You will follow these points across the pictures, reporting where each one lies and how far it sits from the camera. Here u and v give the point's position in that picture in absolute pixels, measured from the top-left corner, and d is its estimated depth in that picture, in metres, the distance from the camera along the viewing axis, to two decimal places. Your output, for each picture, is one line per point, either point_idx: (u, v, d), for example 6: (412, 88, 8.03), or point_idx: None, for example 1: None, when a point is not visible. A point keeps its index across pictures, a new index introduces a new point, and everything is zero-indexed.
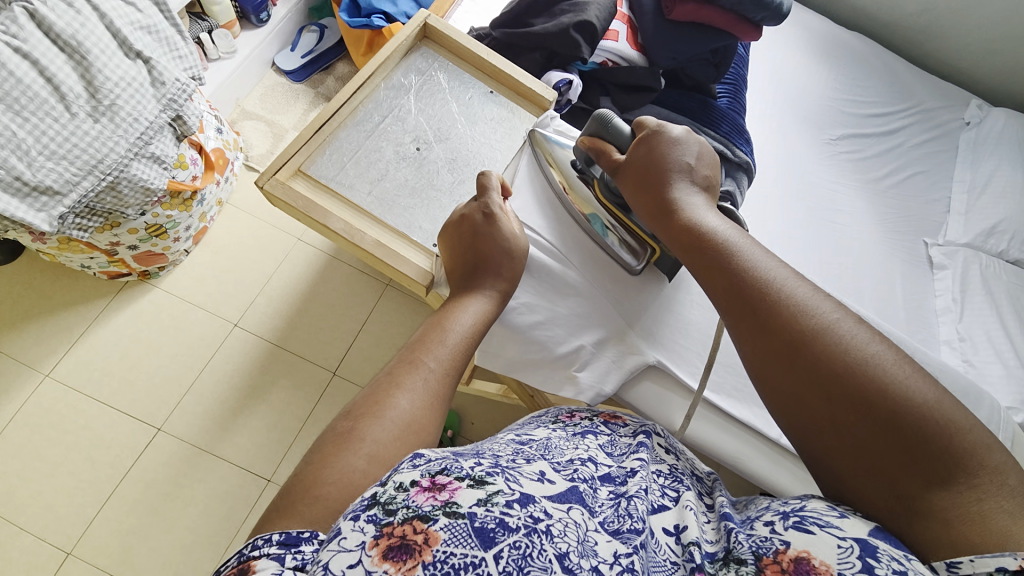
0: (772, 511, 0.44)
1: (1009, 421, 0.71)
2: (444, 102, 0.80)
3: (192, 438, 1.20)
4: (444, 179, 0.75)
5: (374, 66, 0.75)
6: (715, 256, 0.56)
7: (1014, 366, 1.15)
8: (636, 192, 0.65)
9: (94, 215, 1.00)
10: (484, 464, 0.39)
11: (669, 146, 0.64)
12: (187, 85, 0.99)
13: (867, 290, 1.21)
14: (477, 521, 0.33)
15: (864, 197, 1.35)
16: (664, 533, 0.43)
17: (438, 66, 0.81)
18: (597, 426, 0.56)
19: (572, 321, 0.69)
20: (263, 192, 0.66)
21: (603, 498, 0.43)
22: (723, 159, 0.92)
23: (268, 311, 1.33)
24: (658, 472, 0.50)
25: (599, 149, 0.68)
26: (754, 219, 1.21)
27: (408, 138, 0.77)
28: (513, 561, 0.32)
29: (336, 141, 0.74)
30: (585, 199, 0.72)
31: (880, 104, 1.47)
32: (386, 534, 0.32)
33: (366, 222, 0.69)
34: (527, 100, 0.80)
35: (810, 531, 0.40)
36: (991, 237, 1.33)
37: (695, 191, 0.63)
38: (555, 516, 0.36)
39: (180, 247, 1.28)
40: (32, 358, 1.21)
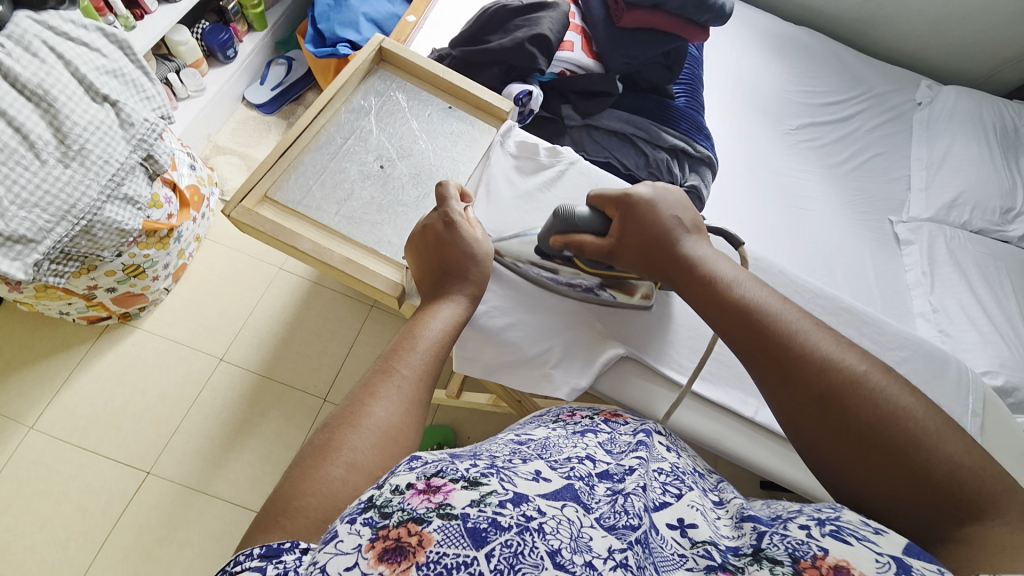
0: (804, 515, 0.43)
1: (978, 382, 0.71)
2: (404, 121, 0.82)
3: (184, 478, 1.18)
4: (409, 194, 0.77)
5: (334, 89, 0.77)
6: (737, 316, 0.54)
7: (988, 331, 1.18)
8: (642, 265, 0.62)
9: (70, 259, 1.00)
10: (479, 465, 0.39)
11: (655, 206, 0.62)
12: (156, 124, 1.00)
13: (838, 271, 1.25)
14: (470, 522, 0.33)
15: (828, 181, 1.39)
16: (668, 530, 0.43)
17: (397, 87, 0.83)
18: (598, 424, 0.57)
19: (544, 320, 0.70)
20: (230, 220, 0.66)
21: (600, 494, 0.42)
22: (685, 156, 0.98)
23: (253, 343, 1.33)
24: (659, 470, 0.50)
25: (574, 244, 0.63)
26: (724, 212, 1.25)
27: (371, 157, 0.78)
28: (505, 559, 0.32)
29: (301, 166, 0.75)
30: (563, 277, 0.70)
31: (834, 93, 1.53)
32: (382, 537, 0.33)
33: (335, 241, 0.71)
34: (484, 113, 0.83)
35: (847, 541, 0.38)
36: (953, 210, 1.37)
37: (697, 244, 0.61)
38: (548, 514, 0.36)
39: (160, 285, 1.27)
40: (13, 411, 1.19)
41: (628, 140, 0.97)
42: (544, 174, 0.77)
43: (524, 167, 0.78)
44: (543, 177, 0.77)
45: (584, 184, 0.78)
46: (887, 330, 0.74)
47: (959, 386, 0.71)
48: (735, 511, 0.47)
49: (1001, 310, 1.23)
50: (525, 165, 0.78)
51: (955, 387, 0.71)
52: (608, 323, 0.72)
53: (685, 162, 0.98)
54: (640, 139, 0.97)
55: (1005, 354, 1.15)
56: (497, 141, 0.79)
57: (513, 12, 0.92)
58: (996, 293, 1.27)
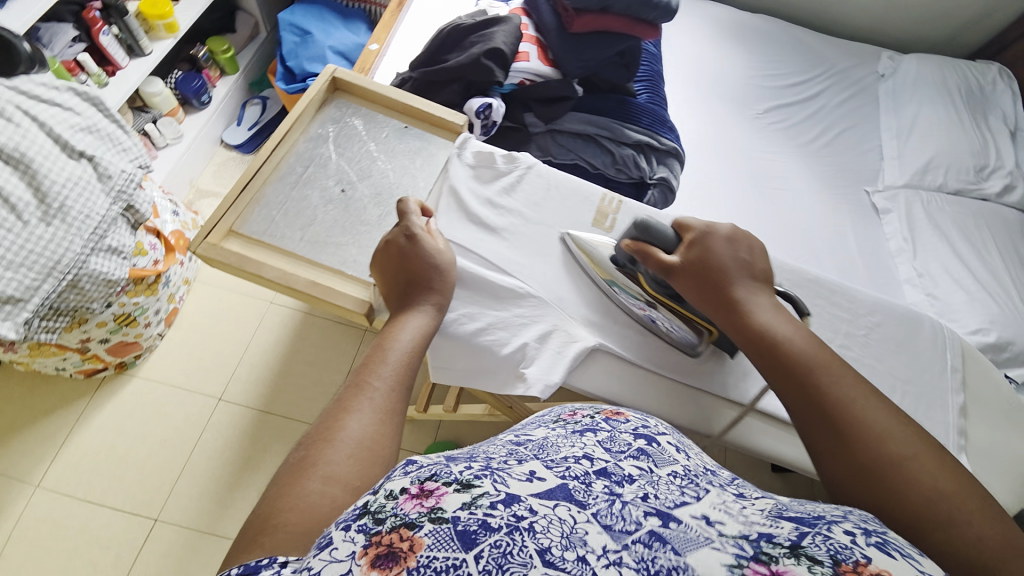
0: (848, 521, 0.40)
1: (953, 338, 0.72)
2: (362, 144, 0.83)
3: (192, 522, 1.17)
4: (371, 214, 0.77)
5: (291, 121, 0.80)
6: (792, 355, 0.56)
7: (975, 290, 1.19)
8: (698, 293, 0.64)
9: (60, 314, 1.02)
10: (473, 467, 0.39)
11: (729, 244, 0.65)
12: (133, 173, 1.04)
13: (820, 246, 1.27)
14: (460, 525, 0.33)
15: (800, 160, 1.41)
16: (692, 519, 0.39)
17: (352, 113, 0.86)
18: (599, 423, 0.52)
19: (516, 322, 0.70)
20: (197, 256, 0.68)
21: (597, 491, 0.39)
22: (651, 149, 1.01)
23: (250, 379, 1.34)
24: (672, 473, 0.45)
25: (644, 252, 0.67)
26: (702, 200, 1.27)
27: (332, 181, 0.79)
28: (494, 560, 0.32)
29: (264, 198, 0.76)
30: (629, 292, 0.73)
31: (796, 73, 1.56)
32: (375, 543, 0.33)
33: (301, 266, 0.71)
34: (439, 128, 0.86)
35: (891, 555, 0.35)
36: (928, 173, 1.38)
37: (759, 291, 0.62)
38: (540, 513, 0.35)
39: (153, 331, 1.28)
40: (18, 471, 1.18)
41: (593, 140, 1.00)
42: (504, 180, 0.80)
43: (482, 175, 0.80)
44: (503, 182, 0.80)
45: (542, 186, 0.81)
46: (861, 296, 0.75)
47: (936, 343, 0.72)
48: (772, 510, 0.43)
49: (985, 268, 1.24)
50: (482, 173, 0.80)
51: (931, 345, 0.72)
52: (579, 319, 0.73)
53: (652, 156, 1.02)
54: (605, 138, 1.00)
55: (995, 310, 1.15)
56: (454, 153, 0.81)
57: (467, 29, 0.95)
58: (978, 251, 1.27)
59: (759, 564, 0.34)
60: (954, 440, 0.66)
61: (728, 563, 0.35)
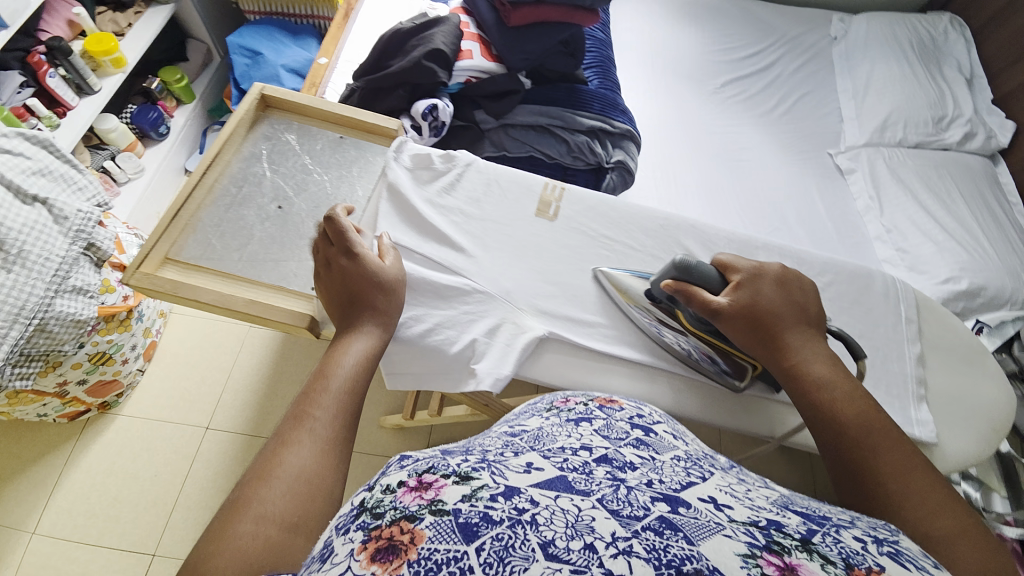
0: (856, 528, 0.36)
1: (905, 288, 0.76)
2: (296, 158, 0.83)
3: (189, 554, 1.17)
4: (309, 227, 0.77)
5: (220, 143, 0.79)
6: (835, 404, 0.56)
7: (943, 240, 1.19)
8: (744, 333, 0.63)
9: (32, 360, 1.01)
10: (470, 460, 0.36)
11: (780, 289, 0.64)
12: (90, 213, 1.02)
13: (787, 212, 1.27)
14: (462, 517, 0.29)
15: (761, 130, 1.41)
16: (700, 501, 0.34)
17: (287, 129, 0.86)
18: (592, 411, 0.51)
19: (463, 319, 0.70)
20: (130, 287, 0.66)
21: (599, 478, 0.36)
22: (605, 134, 1.01)
23: (237, 405, 1.33)
24: (674, 457, 0.42)
25: (686, 292, 0.65)
26: (667, 178, 1.27)
27: (268, 199, 0.79)
28: (496, 554, 0.27)
29: (199, 222, 0.75)
30: (668, 331, 0.71)
31: (749, 45, 1.56)
32: (375, 537, 0.29)
33: (241, 286, 0.70)
34: (374, 134, 0.87)
35: (906, 566, 0.31)
36: (887, 129, 1.38)
37: (807, 336, 0.62)
38: (542, 504, 0.31)
39: (132, 367, 1.27)
40: (12, 520, 1.17)
41: (547, 130, 1.00)
42: (443, 179, 0.80)
43: (419, 176, 0.80)
44: (442, 182, 0.80)
45: (483, 182, 0.81)
46: (806, 258, 0.77)
47: (888, 295, 0.75)
48: (777, 499, 0.38)
49: (952, 216, 1.25)
50: (421, 174, 0.80)
51: (886, 299, 0.75)
52: (531, 308, 0.72)
53: (607, 141, 1.02)
54: (558, 127, 0.99)
55: (964, 257, 1.16)
56: (392, 156, 0.80)
57: (406, 33, 0.94)
58: (944, 201, 1.28)
59: (772, 555, 0.29)
60: (914, 390, 0.70)
61: (741, 552, 0.29)
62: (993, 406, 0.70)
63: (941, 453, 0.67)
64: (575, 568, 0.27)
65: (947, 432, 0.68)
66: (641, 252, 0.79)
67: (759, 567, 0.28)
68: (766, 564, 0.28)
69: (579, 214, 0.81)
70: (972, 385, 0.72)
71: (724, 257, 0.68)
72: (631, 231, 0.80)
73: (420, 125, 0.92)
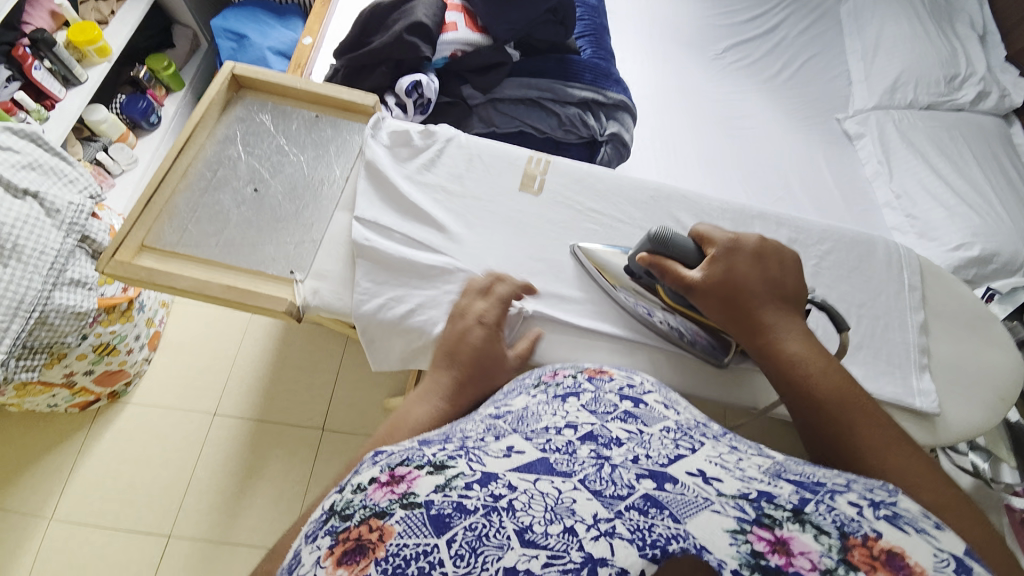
0: (851, 490, 0.32)
1: (909, 254, 0.73)
2: (271, 139, 0.82)
3: (204, 534, 1.20)
4: (285, 210, 0.76)
5: (192, 125, 0.77)
6: (811, 377, 0.54)
7: (954, 205, 1.15)
8: (719, 309, 0.61)
9: (36, 352, 1.02)
10: (448, 448, 0.33)
11: (756, 262, 0.62)
12: (82, 204, 1.01)
13: (793, 181, 1.23)
14: (434, 508, 0.27)
15: (765, 96, 1.36)
16: (689, 477, 0.31)
17: (261, 110, 0.84)
18: (581, 384, 0.45)
19: (445, 299, 0.68)
20: (105, 275, 0.65)
21: (582, 457, 0.32)
22: (598, 106, 0.98)
23: (242, 391, 1.35)
24: (664, 428, 0.37)
25: (661, 266, 0.63)
26: (667, 150, 1.23)
27: (244, 182, 0.77)
28: (467, 544, 0.25)
29: (175, 208, 0.74)
30: (646, 303, 0.69)
31: (752, 7, 1.49)
32: (342, 541, 0.27)
33: (220, 271, 0.70)
34: (353, 112, 0.85)
35: (905, 529, 0.28)
36: (897, 91, 1.32)
37: (784, 310, 0.60)
38: (520, 489, 0.28)
39: (138, 357, 1.28)
40: (31, 507, 1.21)
41: (536, 104, 0.97)
42: (423, 156, 0.79)
43: (397, 152, 0.78)
44: (422, 159, 0.78)
45: (464, 157, 0.79)
46: (799, 226, 0.75)
47: (891, 261, 0.73)
48: (770, 468, 0.34)
49: (964, 179, 1.20)
50: (398, 151, 0.79)
51: (887, 266, 0.73)
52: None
53: (601, 113, 0.98)
54: (548, 100, 0.96)
55: (977, 223, 1.12)
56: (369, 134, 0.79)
57: (387, 8, 0.91)
58: (956, 164, 1.23)
59: (762, 528, 0.27)
60: (916, 358, 0.68)
61: (730, 528, 0.27)
62: (997, 373, 0.68)
63: (944, 423, 0.65)
64: (553, 553, 0.25)
65: (949, 401, 0.66)
66: (629, 225, 0.76)
67: (748, 543, 0.26)
68: (758, 539, 0.26)
69: (565, 187, 0.79)
70: (977, 352, 0.70)
71: (701, 227, 0.65)
72: (621, 203, 0.78)
73: (405, 103, 0.91)
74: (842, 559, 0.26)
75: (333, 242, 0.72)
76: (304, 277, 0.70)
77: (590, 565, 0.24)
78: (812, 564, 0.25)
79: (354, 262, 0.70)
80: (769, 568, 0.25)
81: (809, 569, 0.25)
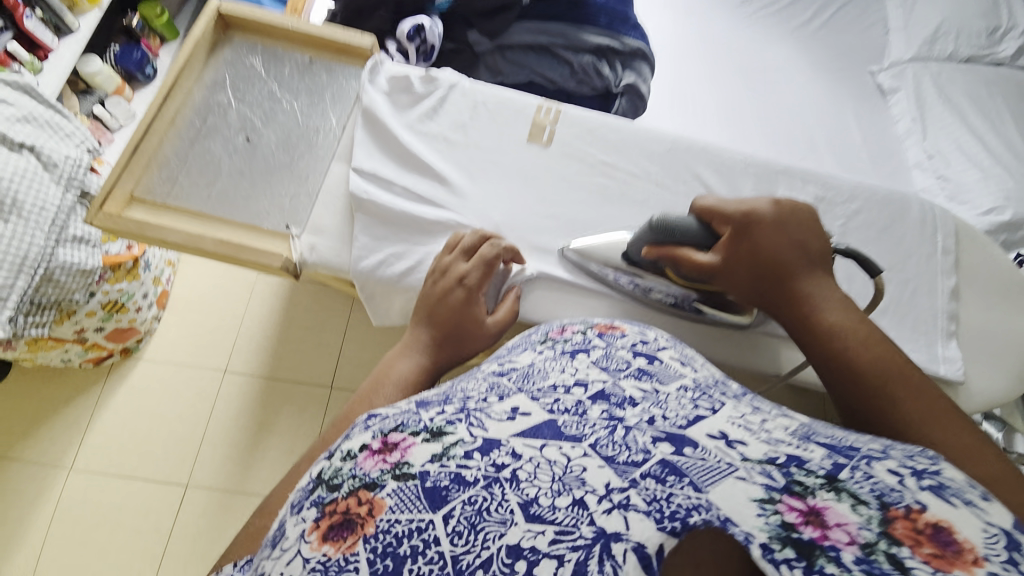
0: (889, 458, 0.29)
1: (944, 214, 0.69)
2: (263, 85, 0.79)
3: (220, 484, 1.25)
4: (279, 159, 0.74)
5: (178, 67, 0.75)
6: (850, 349, 0.51)
7: (990, 166, 1.09)
8: (746, 286, 0.59)
9: (44, 309, 1.02)
10: (447, 411, 0.31)
11: (779, 231, 0.58)
12: (79, 159, 0.99)
13: (817, 138, 1.16)
14: (429, 481, 0.26)
15: (794, 45, 1.26)
16: (710, 440, 0.29)
17: (251, 52, 0.81)
18: (591, 340, 0.43)
19: None
20: (95, 227, 0.64)
21: (593, 420, 0.30)
22: (614, 54, 0.91)
23: (251, 349, 1.36)
24: (681, 388, 0.35)
25: (670, 256, 0.60)
26: (684, 105, 1.16)
27: (235, 131, 0.76)
28: (466, 519, 0.24)
29: (163, 158, 0.73)
30: (642, 283, 0.66)
31: None
32: (329, 513, 0.26)
33: (211, 223, 0.69)
34: (349, 56, 0.81)
35: (951, 501, 0.26)
36: (937, 42, 1.22)
37: (817, 276, 0.57)
38: (524, 457, 0.27)
39: (147, 315, 1.27)
40: (53, 457, 1.26)
41: (549, 53, 0.91)
42: (424, 104, 0.75)
43: (398, 101, 0.75)
44: (424, 107, 0.75)
45: (468, 105, 0.75)
46: (825, 180, 0.71)
47: (924, 223, 0.69)
48: (797, 429, 0.32)
49: (1001, 139, 1.13)
50: (398, 99, 0.75)
51: (921, 226, 0.70)
52: (523, 244, 0.69)
53: (617, 61, 0.92)
54: (560, 47, 0.90)
55: (1010, 186, 1.06)
56: (366, 79, 0.75)
57: None
58: (993, 123, 1.15)
59: (794, 498, 0.26)
60: (944, 326, 0.65)
61: (757, 497, 0.25)
62: None
63: (966, 391, 0.64)
64: (561, 529, 0.24)
65: (973, 367, 0.64)
66: (644, 179, 0.72)
67: (778, 514, 0.25)
68: (788, 510, 0.25)
69: (576, 138, 0.74)
70: (1005, 318, 0.67)
71: (703, 202, 0.62)
72: (635, 157, 0.73)
73: (407, 50, 0.85)
74: (883, 533, 0.24)
75: (330, 195, 0.69)
76: (301, 231, 0.68)
77: (602, 540, 0.23)
78: (850, 537, 0.24)
79: (353, 216, 0.68)
80: (804, 542, 0.24)
81: (846, 542, 0.24)
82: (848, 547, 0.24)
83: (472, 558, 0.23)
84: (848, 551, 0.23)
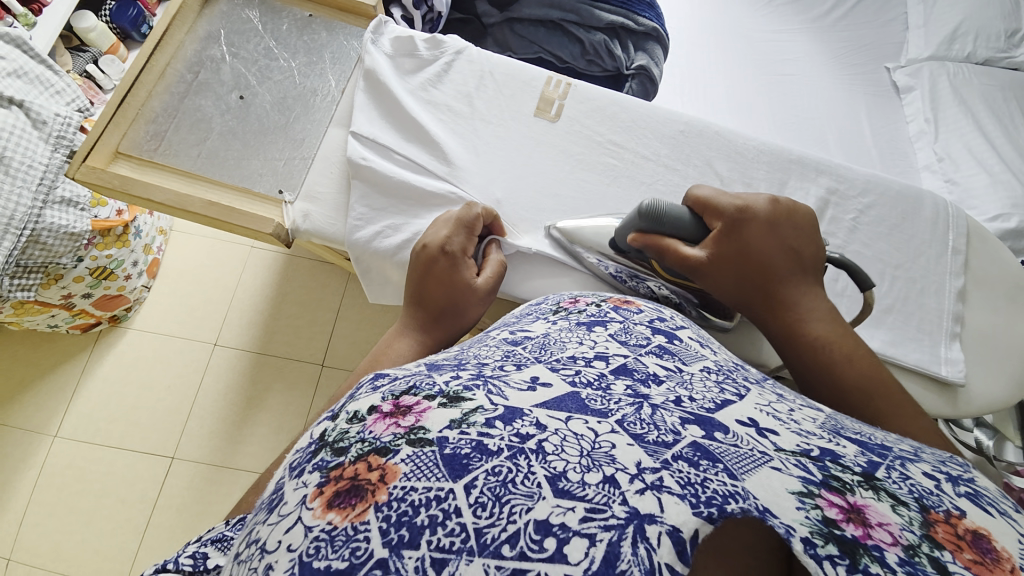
0: (923, 461, 0.29)
1: (958, 213, 0.68)
2: (259, 41, 0.77)
3: (206, 458, 1.24)
4: (273, 120, 0.73)
5: (169, 18, 0.73)
6: (837, 356, 0.50)
7: (1000, 171, 1.04)
8: (729, 283, 0.57)
9: (31, 272, 0.97)
10: (462, 376, 0.29)
11: (770, 230, 0.56)
12: (70, 117, 0.95)
13: (827, 134, 1.13)
14: (448, 448, 0.24)
15: (811, 37, 1.23)
16: (740, 426, 0.28)
17: (247, 6, 0.79)
18: (608, 313, 0.42)
19: None
20: (78, 181, 0.62)
21: (618, 395, 0.29)
22: (627, 33, 0.89)
23: (242, 323, 1.34)
24: (704, 368, 0.34)
25: (656, 245, 0.58)
26: (689, 100, 1.16)
27: (227, 89, 0.74)
28: (490, 490, 0.23)
29: (151, 112, 0.71)
30: (647, 281, 0.62)
31: None
32: (334, 479, 0.24)
33: (203, 187, 0.67)
34: (350, 14, 0.79)
35: (988, 510, 0.26)
36: (955, 42, 1.19)
37: (805, 283, 0.55)
38: (549, 429, 0.25)
39: (137, 284, 1.25)
40: (37, 424, 1.24)
41: (558, 26, 0.88)
42: (429, 70, 0.72)
43: (401, 65, 0.72)
44: (427, 73, 0.72)
45: (474, 73, 0.72)
46: (835, 170, 0.70)
47: (935, 221, 0.69)
48: (826, 422, 0.31)
49: (1013, 145, 1.08)
50: (402, 62, 0.72)
51: (932, 223, 0.69)
52: (525, 223, 0.67)
53: (630, 42, 0.90)
54: (571, 23, 0.88)
55: (1020, 193, 1.01)
56: (369, 39, 0.72)
57: None
58: (1007, 128, 1.11)
59: (834, 493, 0.24)
60: (948, 327, 0.65)
61: (796, 490, 0.24)
62: None
63: (967, 395, 0.63)
64: (592, 506, 0.22)
65: (976, 373, 0.63)
66: (653, 161, 0.70)
67: (818, 509, 0.23)
68: (828, 505, 0.23)
69: (585, 115, 0.72)
70: (1011, 323, 0.66)
71: (696, 193, 0.60)
72: (644, 137, 0.71)
73: (412, 17, 0.84)
74: (925, 536, 0.23)
75: (327, 160, 0.67)
76: (294, 199, 0.66)
77: (636, 521, 0.22)
78: (894, 537, 0.23)
79: (350, 184, 0.66)
80: (846, 539, 0.22)
81: (890, 542, 0.22)
82: (892, 548, 0.22)
83: (497, 533, 0.22)
84: (892, 551, 0.22)
